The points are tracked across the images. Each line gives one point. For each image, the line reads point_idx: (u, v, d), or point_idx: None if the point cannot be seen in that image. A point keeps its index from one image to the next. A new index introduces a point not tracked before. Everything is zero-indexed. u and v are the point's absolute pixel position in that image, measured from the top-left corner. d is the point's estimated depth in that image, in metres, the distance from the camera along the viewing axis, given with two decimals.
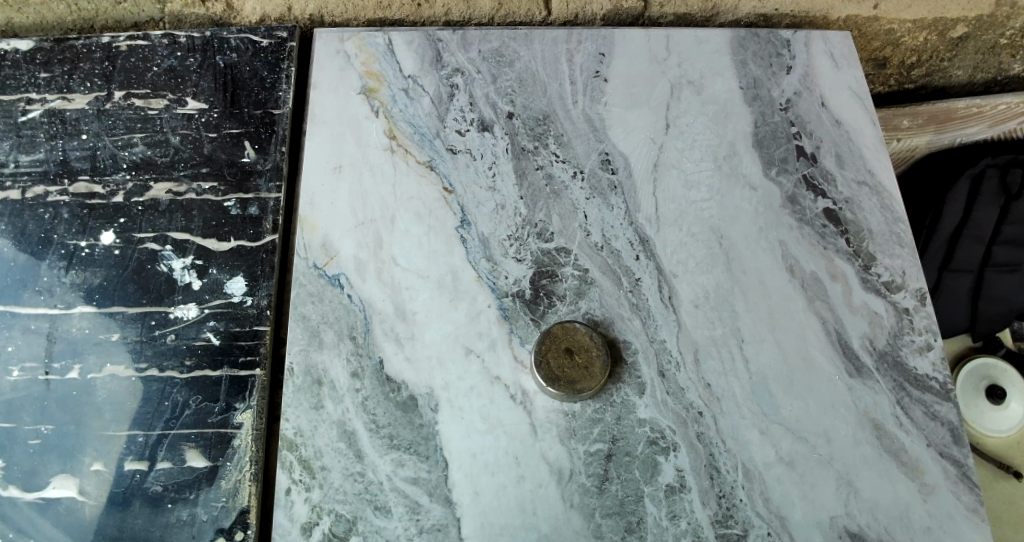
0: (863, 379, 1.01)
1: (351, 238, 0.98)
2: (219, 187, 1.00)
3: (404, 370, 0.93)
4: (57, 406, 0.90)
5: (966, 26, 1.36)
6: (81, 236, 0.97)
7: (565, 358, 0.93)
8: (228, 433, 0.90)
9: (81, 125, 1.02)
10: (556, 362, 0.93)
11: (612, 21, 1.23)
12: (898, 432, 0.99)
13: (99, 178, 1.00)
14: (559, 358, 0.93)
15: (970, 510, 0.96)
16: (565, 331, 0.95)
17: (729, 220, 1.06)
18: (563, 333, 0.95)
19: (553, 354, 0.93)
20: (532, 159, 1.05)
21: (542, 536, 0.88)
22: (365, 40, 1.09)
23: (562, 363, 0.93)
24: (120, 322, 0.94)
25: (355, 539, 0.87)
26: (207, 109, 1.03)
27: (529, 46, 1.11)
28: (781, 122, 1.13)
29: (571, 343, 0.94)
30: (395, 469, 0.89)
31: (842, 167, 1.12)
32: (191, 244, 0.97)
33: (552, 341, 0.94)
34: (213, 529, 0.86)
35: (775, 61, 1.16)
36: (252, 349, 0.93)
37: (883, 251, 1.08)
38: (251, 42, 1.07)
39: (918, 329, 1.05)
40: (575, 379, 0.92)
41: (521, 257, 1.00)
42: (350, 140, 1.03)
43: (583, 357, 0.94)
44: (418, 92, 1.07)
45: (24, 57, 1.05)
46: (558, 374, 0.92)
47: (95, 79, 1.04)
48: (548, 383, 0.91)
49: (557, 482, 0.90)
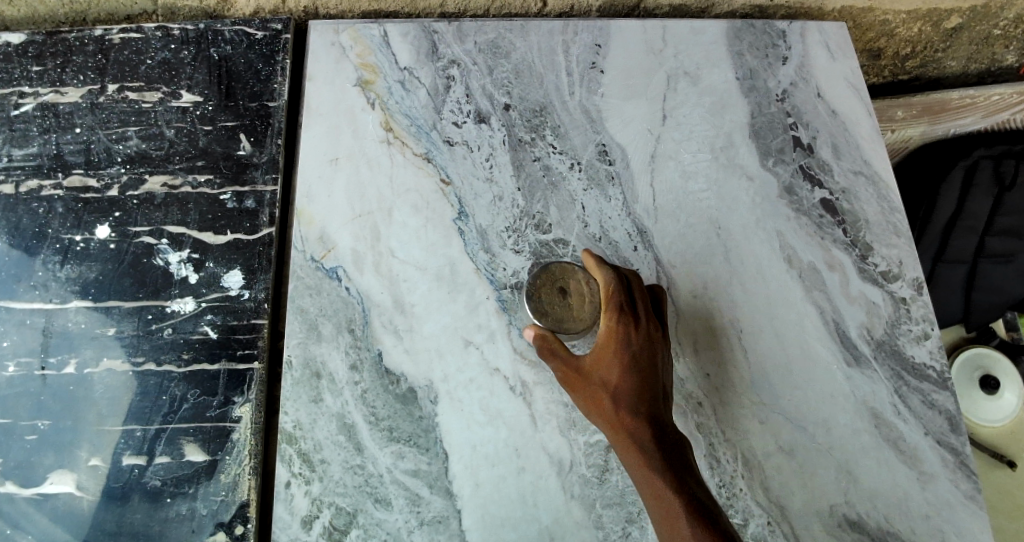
0: (861, 369, 1.01)
1: (348, 230, 0.98)
2: (215, 180, 0.99)
3: (403, 362, 0.93)
4: (55, 400, 0.90)
5: (960, 16, 1.37)
6: (76, 231, 0.96)
7: (558, 297, 0.89)
8: (227, 426, 0.89)
9: (75, 118, 1.01)
10: (548, 298, 0.89)
11: (608, 12, 1.23)
12: (896, 421, 1.00)
13: (94, 172, 0.99)
14: (552, 295, 0.89)
15: (968, 498, 0.97)
16: (565, 270, 0.90)
17: (727, 211, 1.06)
18: (564, 272, 0.90)
19: (546, 291, 0.89)
20: (529, 151, 1.05)
21: (543, 527, 0.89)
22: (360, 32, 1.07)
23: (554, 301, 0.89)
24: (116, 317, 0.93)
25: (356, 531, 0.87)
26: (202, 102, 1.02)
27: (525, 38, 1.10)
28: (778, 113, 1.13)
29: (568, 283, 0.89)
30: (395, 461, 0.90)
31: (838, 157, 1.12)
32: (187, 237, 0.96)
33: (548, 278, 0.90)
34: (213, 523, 0.86)
35: (771, 51, 1.16)
36: (250, 343, 0.93)
37: (880, 241, 1.09)
38: (245, 34, 1.05)
39: (915, 318, 1.06)
40: (564, 318, 0.87)
41: (519, 248, 1.00)
42: (347, 132, 1.02)
43: (577, 297, 0.88)
44: (415, 83, 1.06)
45: (16, 50, 1.03)
46: (548, 310, 0.88)
47: (88, 73, 1.02)
48: (535, 315, 0.88)
49: (557, 473, 0.91)
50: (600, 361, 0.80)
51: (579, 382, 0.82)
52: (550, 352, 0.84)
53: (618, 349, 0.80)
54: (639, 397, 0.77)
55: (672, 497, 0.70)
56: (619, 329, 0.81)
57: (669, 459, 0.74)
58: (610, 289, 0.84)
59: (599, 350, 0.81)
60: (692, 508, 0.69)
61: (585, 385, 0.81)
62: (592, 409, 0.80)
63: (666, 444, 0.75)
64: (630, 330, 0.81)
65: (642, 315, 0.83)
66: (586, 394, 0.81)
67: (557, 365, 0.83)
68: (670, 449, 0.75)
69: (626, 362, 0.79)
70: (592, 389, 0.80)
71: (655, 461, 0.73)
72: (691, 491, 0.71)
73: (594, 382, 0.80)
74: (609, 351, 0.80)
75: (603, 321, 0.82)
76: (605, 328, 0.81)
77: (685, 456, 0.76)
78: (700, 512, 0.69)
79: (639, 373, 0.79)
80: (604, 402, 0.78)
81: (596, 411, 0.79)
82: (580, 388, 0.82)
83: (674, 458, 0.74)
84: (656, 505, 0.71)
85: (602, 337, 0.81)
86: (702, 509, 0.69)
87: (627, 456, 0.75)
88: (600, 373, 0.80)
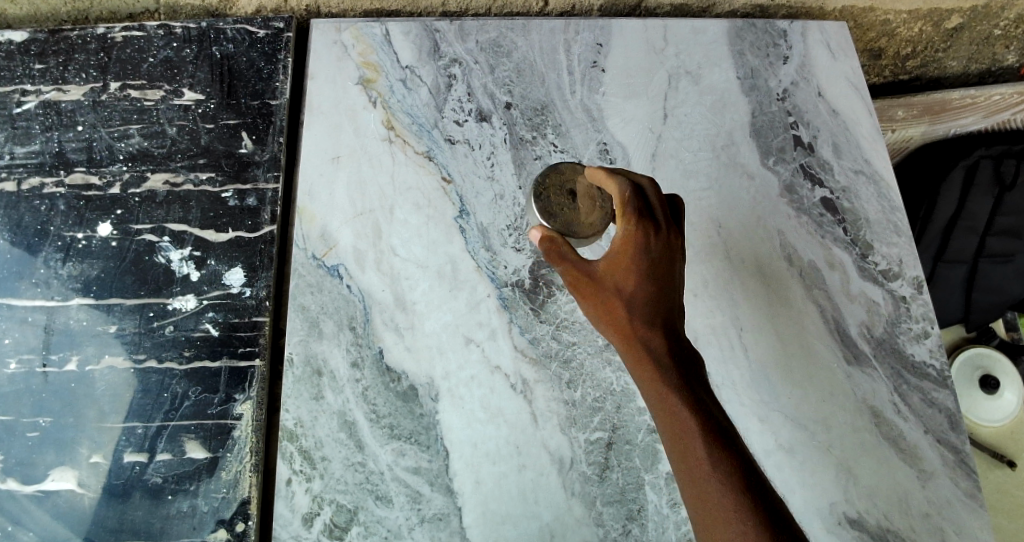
0: (861, 368, 1.02)
1: (350, 229, 0.98)
2: (217, 178, 0.99)
3: (404, 359, 0.93)
4: (56, 397, 0.90)
5: (961, 16, 1.38)
6: (78, 228, 0.96)
7: (567, 198, 0.84)
8: (228, 424, 0.90)
9: (77, 117, 1.01)
10: (557, 199, 0.84)
11: (609, 12, 1.23)
12: (896, 419, 1.00)
13: (96, 170, 0.99)
14: (560, 197, 0.84)
15: (968, 496, 0.98)
16: (573, 170, 0.85)
17: (727, 210, 1.06)
18: (571, 171, 0.85)
19: (555, 193, 0.84)
20: (530, 150, 1.05)
21: (543, 525, 0.89)
22: (362, 30, 1.07)
23: (562, 202, 0.83)
24: (118, 315, 0.93)
25: (357, 529, 0.87)
26: (203, 100, 1.02)
27: (526, 37, 1.10)
28: (779, 112, 1.13)
29: (578, 184, 0.84)
30: (395, 459, 0.90)
31: (839, 157, 1.13)
32: (189, 235, 0.97)
33: (556, 178, 0.85)
34: (214, 520, 0.86)
35: (772, 51, 1.16)
36: (251, 341, 0.93)
37: (881, 240, 1.09)
38: (247, 33, 1.06)
39: (915, 317, 1.06)
40: (572, 222, 0.82)
41: (520, 246, 1.00)
42: (348, 130, 1.02)
43: (586, 199, 0.83)
44: (416, 82, 1.06)
45: (18, 48, 1.03)
46: (556, 212, 0.83)
47: (90, 71, 1.03)
48: (543, 218, 0.83)
49: (557, 471, 0.91)
50: (616, 269, 0.74)
51: (589, 289, 0.76)
52: (559, 256, 0.77)
53: (637, 257, 0.73)
54: (654, 309, 0.73)
55: (687, 416, 0.67)
56: (639, 235, 0.73)
57: (685, 376, 0.70)
58: (627, 195, 0.75)
59: (615, 259, 0.74)
60: (708, 429, 0.67)
61: (595, 292, 0.75)
62: (603, 318, 0.75)
63: (681, 360, 0.72)
64: (651, 237, 0.73)
65: (663, 221, 0.75)
66: (597, 301, 0.75)
67: (566, 269, 0.77)
68: (686, 365, 0.72)
69: (644, 271, 0.73)
70: (604, 297, 0.74)
71: (671, 377, 0.70)
72: (706, 409, 0.69)
73: (608, 289, 0.74)
74: (626, 258, 0.73)
75: (620, 226, 0.74)
76: (622, 234, 0.74)
77: (699, 372, 0.72)
78: (715, 434, 0.67)
79: (656, 283, 0.73)
80: (617, 311, 0.73)
81: (607, 321, 0.75)
82: (591, 296, 0.76)
83: (689, 375, 0.71)
84: (668, 422, 0.69)
85: (618, 244, 0.74)
86: (717, 429, 0.67)
87: (640, 369, 0.72)
88: (615, 282, 0.74)
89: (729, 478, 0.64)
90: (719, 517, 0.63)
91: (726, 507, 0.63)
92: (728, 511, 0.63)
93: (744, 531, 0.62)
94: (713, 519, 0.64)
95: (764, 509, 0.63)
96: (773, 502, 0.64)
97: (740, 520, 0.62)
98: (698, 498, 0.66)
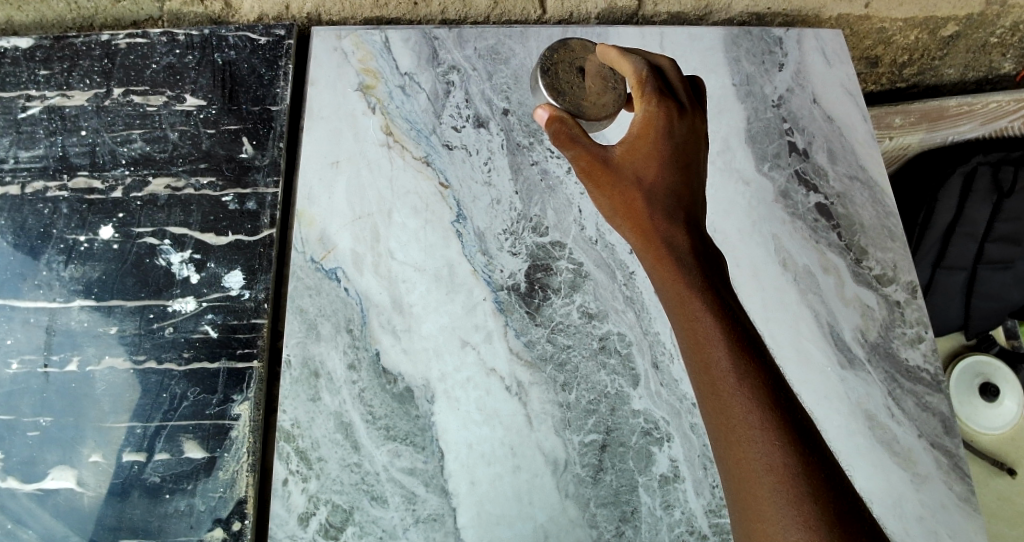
0: (855, 371, 1.03)
1: (348, 232, 0.99)
2: (218, 182, 1.01)
3: (401, 361, 0.94)
4: (58, 397, 0.91)
5: (957, 24, 1.39)
6: (80, 231, 0.98)
7: (576, 77, 0.83)
8: (226, 424, 0.91)
9: (81, 121, 1.02)
10: (565, 77, 0.83)
11: (607, 18, 1.25)
12: (890, 423, 1.01)
13: (99, 174, 1.00)
14: (569, 75, 0.84)
15: (961, 500, 0.99)
16: (583, 49, 0.85)
17: (722, 215, 1.06)
18: (581, 51, 0.85)
19: (563, 69, 0.83)
20: (527, 155, 1.07)
21: (538, 525, 0.90)
22: (362, 37, 1.08)
23: (571, 80, 0.83)
24: (119, 315, 0.94)
25: (352, 529, 0.88)
26: (205, 106, 1.04)
27: (524, 43, 1.11)
28: (773, 118, 1.14)
29: (588, 62, 0.83)
30: (392, 459, 0.91)
31: (833, 162, 1.14)
32: (189, 238, 0.98)
33: (569, 55, 0.84)
34: (211, 519, 0.87)
35: (768, 58, 1.17)
36: (250, 342, 0.94)
37: (874, 245, 1.10)
38: (248, 40, 1.07)
39: (909, 321, 1.07)
40: (581, 100, 0.81)
41: (516, 250, 1.02)
42: (348, 135, 1.03)
43: (596, 79, 0.82)
44: (415, 89, 1.07)
45: (24, 54, 1.04)
46: (564, 89, 0.82)
47: (95, 77, 1.04)
48: (550, 94, 0.82)
49: (552, 472, 0.92)
50: (634, 155, 0.70)
51: (603, 176, 0.71)
52: (570, 139, 0.72)
53: (659, 140, 0.69)
54: (674, 200, 0.68)
55: (708, 315, 0.61)
56: (661, 116, 0.69)
57: (710, 279, 0.64)
58: (644, 74, 0.71)
59: (636, 143, 0.70)
60: (735, 338, 0.60)
61: (611, 181, 0.70)
62: (618, 213, 0.70)
63: (705, 261, 0.66)
64: (673, 118, 0.70)
65: (686, 103, 0.72)
66: (612, 193, 0.70)
67: (578, 153, 0.72)
68: (710, 266, 0.66)
69: (665, 158, 0.69)
70: (619, 187, 0.69)
71: (695, 279, 0.64)
72: (732, 312, 0.62)
73: (625, 180, 0.69)
74: (647, 143, 0.69)
75: (640, 106, 0.70)
76: (643, 116, 0.70)
77: (723, 277, 0.66)
78: (743, 345, 0.60)
79: (677, 172, 0.70)
80: (637, 201, 0.68)
81: (625, 214, 0.69)
82: (605, 185, 0.70)
83: (715, 279, 0.65)
84: (689, 328, 0.62)
85: (639, 126, 0.70)
86: (743, 339, 0.61)
87: (661, 269, 0.65)
88: (635, 170, 0.69)
89: (756, 393, 0.58)
90: (742, 436, 0.57)
91: (751, 426, 0.57)
92: (753, 432, 0.57)
93: (768, 445, 0.56)
94: (736, 441, 0.57)
95: (793, 430, 0.57)
96: (801, 422, 0.58)
97: (766, 442, 0.56)
98: (719, 414, 0.59)
